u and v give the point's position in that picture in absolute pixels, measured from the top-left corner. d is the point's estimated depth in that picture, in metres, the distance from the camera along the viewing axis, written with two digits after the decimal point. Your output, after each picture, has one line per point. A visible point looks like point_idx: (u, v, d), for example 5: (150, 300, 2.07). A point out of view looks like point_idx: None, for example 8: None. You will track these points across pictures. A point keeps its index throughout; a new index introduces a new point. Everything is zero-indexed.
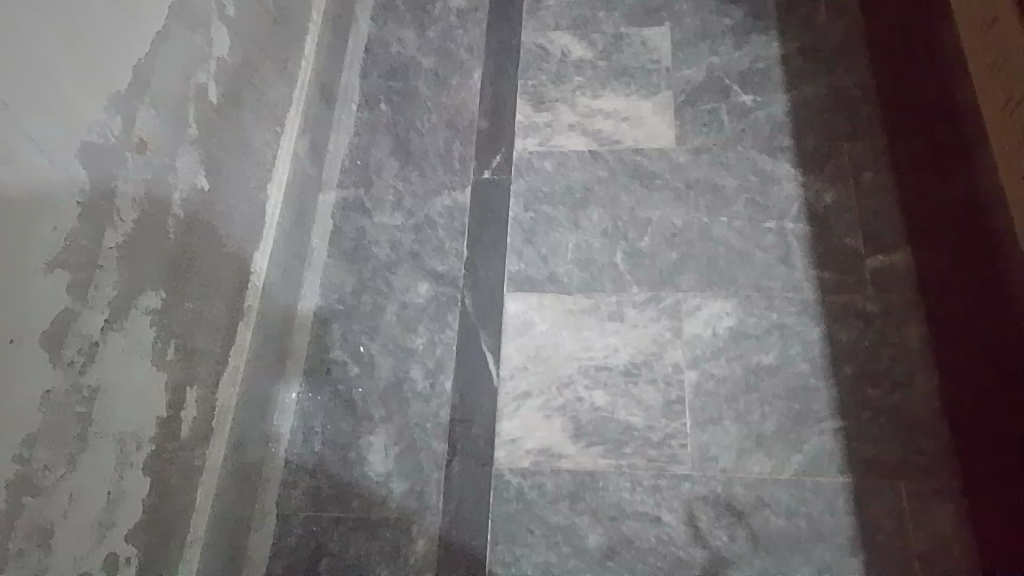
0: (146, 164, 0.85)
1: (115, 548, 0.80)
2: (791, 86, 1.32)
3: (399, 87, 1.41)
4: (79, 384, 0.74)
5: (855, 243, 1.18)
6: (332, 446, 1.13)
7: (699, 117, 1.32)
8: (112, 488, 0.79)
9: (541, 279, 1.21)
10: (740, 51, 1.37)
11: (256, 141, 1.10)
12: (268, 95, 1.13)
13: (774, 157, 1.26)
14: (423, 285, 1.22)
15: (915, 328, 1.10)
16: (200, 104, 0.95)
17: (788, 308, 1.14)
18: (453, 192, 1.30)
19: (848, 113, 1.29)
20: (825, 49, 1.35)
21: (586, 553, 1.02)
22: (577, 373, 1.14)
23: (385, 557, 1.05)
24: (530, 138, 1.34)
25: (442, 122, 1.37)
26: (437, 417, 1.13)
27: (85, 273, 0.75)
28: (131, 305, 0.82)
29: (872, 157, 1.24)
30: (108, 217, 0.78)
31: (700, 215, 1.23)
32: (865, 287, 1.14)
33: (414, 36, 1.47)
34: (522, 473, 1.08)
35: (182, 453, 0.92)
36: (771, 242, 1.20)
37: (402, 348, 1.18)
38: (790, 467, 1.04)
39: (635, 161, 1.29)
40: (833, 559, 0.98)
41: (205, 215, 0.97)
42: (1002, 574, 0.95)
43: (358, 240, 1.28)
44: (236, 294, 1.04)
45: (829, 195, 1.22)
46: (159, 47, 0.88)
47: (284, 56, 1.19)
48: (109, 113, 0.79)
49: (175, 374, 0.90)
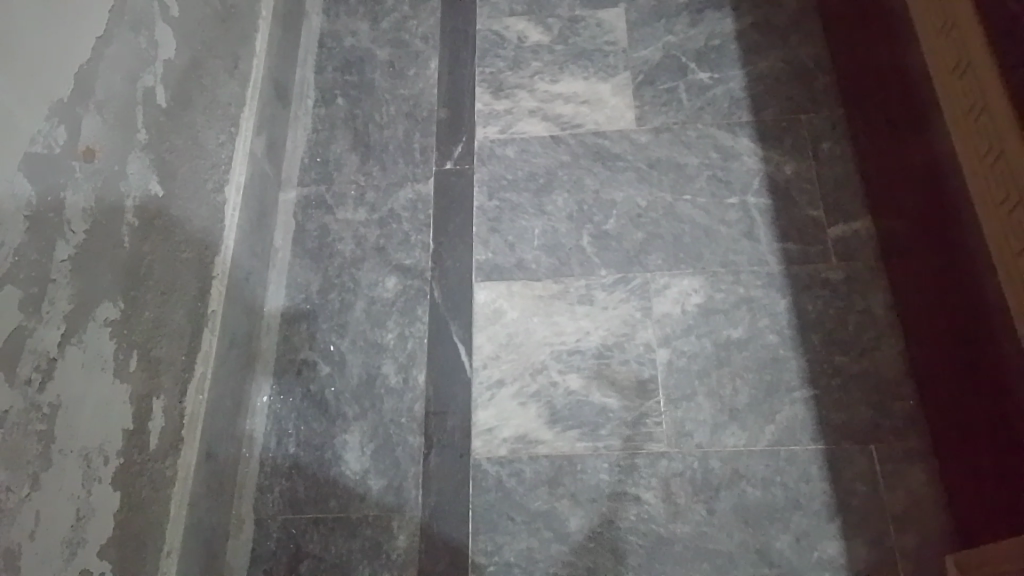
0: (95, 172, 0.83)
1: (87, 565, 0.78)
2: (746, 61, 1.33)
3: (355, 80, 1.39)
4: (38, 402, 0.72)
5: (816, 214, 1.19)
6: (307, 447, 1.11)
7: (658, 96, 1.32)
8: (80, 505, 0.77)
9: (509, 267, 1.21)
10: (695, 28, 1.37)
11: (210, 143, 1.07)
12: (219, 95, 1.11)
13: (734, 133, 1.27)
14: (391, 280, 1.21)
15: (880, 294, 1.12)
16: (148, 108, 0.93)
17: (754, 281, 1.15)
18: (415, 185, 1.28)
19: (803, 86, 1.29)
20: (778, 22, 1.36)
21: (568, 536, 1.02)
22: (550, 358, 1.14)
23: (367, 555, 1.04)
24: (490, 126, 1.33)
25: (401, 114, 1.35)
26: (412, 412, 1.12)
27: (37, 288, 0.73)
28: (89, 318, 0.80)
29: (830, 128, 1.25)
30: (58, 229, 0.76)
31: (663, 194, 1.23)
32: (829, 256, 1.16)
33: (368, 28, 1.45)
34: (500, 462, 1.08)
35: (150, 466, 0.90)
36: (735, 217, 1.20)
37: (373, 345, 1.17)
38: (764, 438, 1.05)
39: (597, 144, 1.29)
40: (809, 525, 1.00)
41: (161, 221, 0.95)
42: (975, 529, 0.97)
43: (322, 238, 1.26)
44: (198, 301, 1.02)
45: (789, 168, 1.23)
46: (102, 52, 0.85)
47: (234, 55, 1.17)
48: (53, 121, 0.76)
49: (138, 386, 0.88)
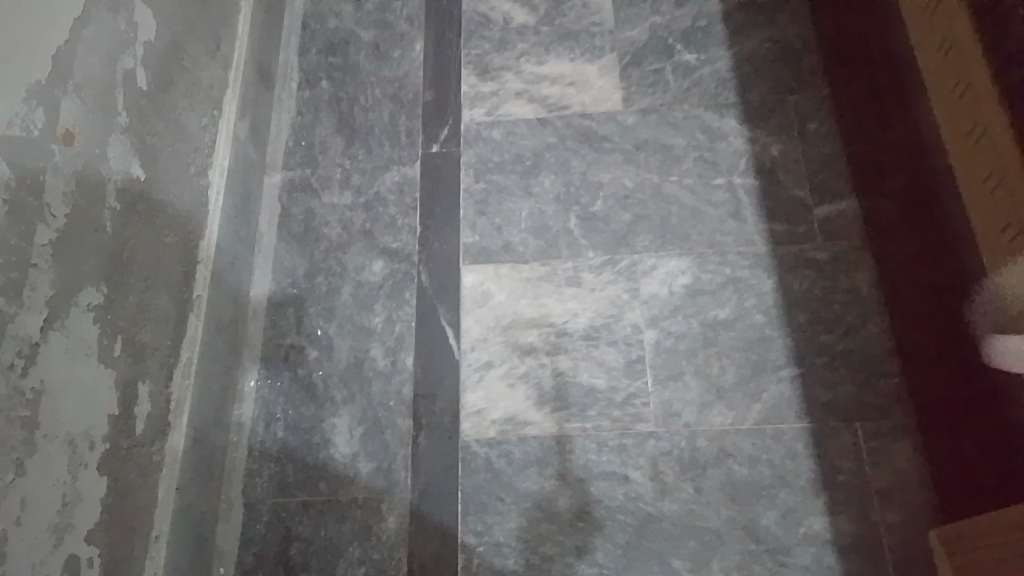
0: (74, 155, 0.81)
1: (75, 551, 0.78)
2: (733, 41, 1.33)
3: (340, 62, 1.38)
4: (21, 388, 0.71)
5: (803, 194, 1.19)
6: (295, 432, 1.11)
7: (645, 77, 1.31)
8: (67, 490, 0.77)
9: (496, 250, 1.20)
10: (682, 9, 1.37)
11: (192, 126, 1.06)
12: (201, 78, 1.09)
13: (720, 113, 1.27)
14: (378, 264, 1.21)
15: (865, 273, 1.13)
16: (129, 90, 0.92)
17: (740, 262, 1.16)
18: (401, 168, 1.28)
19: (789, 66, 1.29)
20: (765, 2, 1.36)
21: (557, 516, 1.03)
22: (538, 340, 1.14)
23: (357, 537, 1.04)
24: (476, 108, 1.32)
25: (387, 96, 1.34)
26: (400, 395, 1.12)
27: (17, 272, 0.72)
28: (72, 303, 0.79)
29: (816, 109, 1.25)
30: (37, 213, 0.75)
31: (651, 175, 1.23)
32: (814, 236, 1.16)
33: (351, 9, 1.43)
34: (489, 443, 1.08)
35: (137, 452, 0.89)
36: (721, 198, 1.21)
37: (361, 329, 1.17)
38: (751, 416, 1.06)
39: (583, 125, 1.28)
40: (795, 501, 1.01)
41: (143, 205, 0.94)
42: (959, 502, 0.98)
43: (307, 222, 1.25)
44: (183, 286, 1.01)
45: (776, 148, 1.23)
46: (81, 33, 0.84)
47: (216, 36, 1.15)
48: (30, 103, 0.75)
49: (124, 372, 0.88)
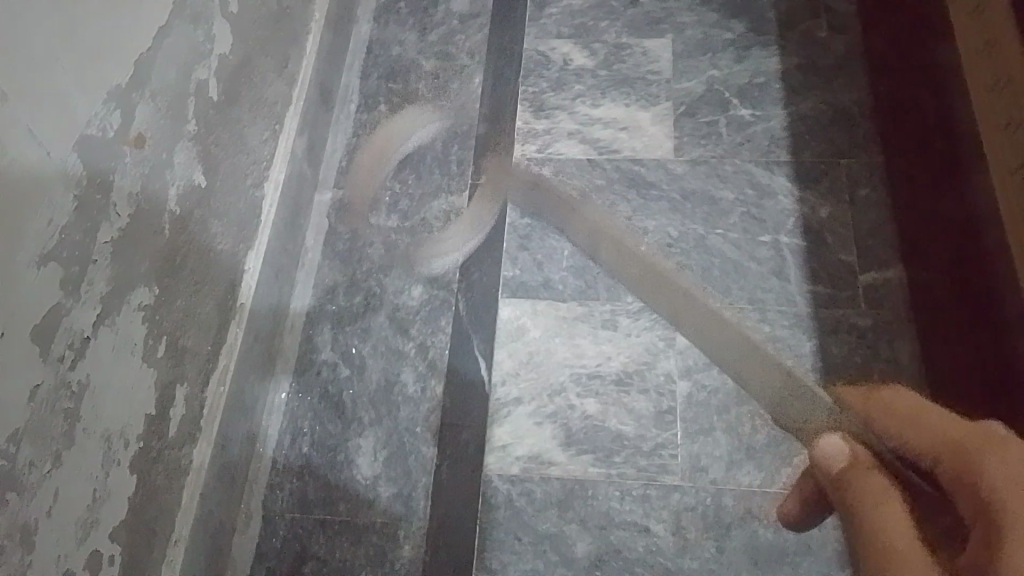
0: (143, 158, 0.84)
1: (99, 547, 0.79)
2: (788, 100, 1.33)
3: (398, 89, 1.41)
4: (68, 380, 0.73)
5: (849, 259, 1.19)
6: (320, 448, 1.12)
7: (697, 129, 1.32)
8: (97, 486, 0.78)
9: (535, 285, 1.21)
10: (740, 65, 1.38)
11: (254, 139, 1.09)
12: (267, 94, 1.13)
13: (771, 171, 1.27)
14: (417, 289, 1.22)
15: (908, 344, 1.12)
16: (199, 99, 0.95)
17: (781, 321, 1.15)
18: (449, 196, 1.29)
19: (844, 131, 1.29)
20: (823, 65, 1.36)
21: (574, 561, 1.02)
22: (569, 381, 1.13)
23: (372, 561, 1.04)
24: (528, 144, 1.33)
25: (442, 126, 1.36)
26: (427, 421, 1.12)
27: (78, 268, 0.74)
28: (122, 301, 0.81)
29: (869, 175, 1.25)
30: (102, 212, 0.77)
31: (696, 226, 1.23)
32: (858, 301, 1.15)
33: (415, 39, 1.46)
34: (511, 480, 1.08)
35: (167, 453, 0.91)
36: (766, 255, 1.20)
37: (394, 351, 1.18)
38: (780, 480, 1.04)
39: (633, 171, 1.29)
40: (818, 571, 0.99)
41: (200, 211, 0.96)
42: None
43: (352, 241, 1.27)
44: (227, 293, 1.03)
45: (825, 211, 1.23)
46: (162, 43, 0.87)
47: (285, 56, 1.19)
48: (109, 107, 0.78)
49: (164, 373, 0.90)
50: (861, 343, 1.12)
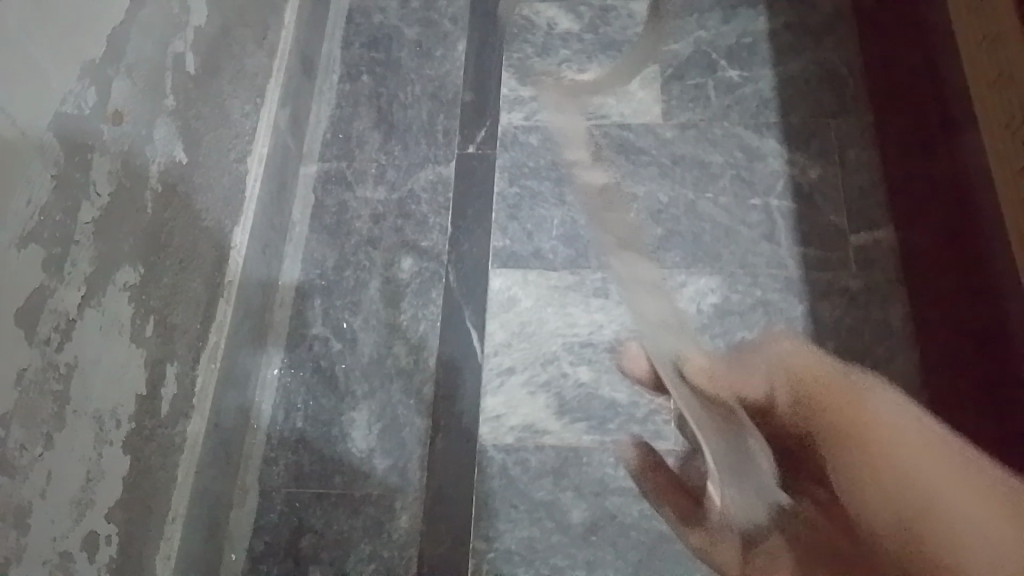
0: (121, 135, 0.82)
1: (95, 527, 0.79)
2: (778, 61, 1.31)
3: (381, 57, 1.38)
4: (55, 362, 0.72)
5: (839, 221, 1.18)
6: (313, 422, 1.12)
7: (686, 92, 1.30)
8: (91, 467, 0.78)
9: (525, 255, 1.20)
10: (729, 26, 1.35)
11: (235, 113, 1.07)
12: (247, 65, 1.11)
13: (761, 134, 1.26)
14: (407, 261, 1.21)
15: (898, 304, 1.12)
16: (178, 74, 0.93)
17: (772, 285, 1.15)
18: (436, 166, 1.28)
19: (833, 91, 1.28)
20: (813, 23, 1.34)
21: (570, 527, 1.03)
22: (561, 349, 1.13)
23: (369, 532, 1.05)
24: (515, 112, 1.31)
25: (427, 94, 1.34)
26: (420, 393, 1.12)
27: (60, 249, 0.73)
28: (107, 281, 0.80)
29: (860, 135, 1.24)
30: (83, 190, 0.76)
31: (686, 191, 1.23)
32: (848, 263, 1.15)
33: (397, 4, 1.43)
34: (505, 449, 1.08)
35: (161, 432, 0.90)
36: (757, 218, 1.20)
37: (385, 325, 1.17)
38: None
39: (621, 137, 1.28)
40: None
41: (183, 188, 0.95)
42: None
43: (339, 214, 1.26)
44: (215, 270, 1.02)
45: (816, 173, 1.22)
46: (137, 17, 0.85)
47: (264, 26, 1.16)
48: (84, 83, 0.76)
49: (154, 351, 0.89)
50: (853, 305, 1.13)
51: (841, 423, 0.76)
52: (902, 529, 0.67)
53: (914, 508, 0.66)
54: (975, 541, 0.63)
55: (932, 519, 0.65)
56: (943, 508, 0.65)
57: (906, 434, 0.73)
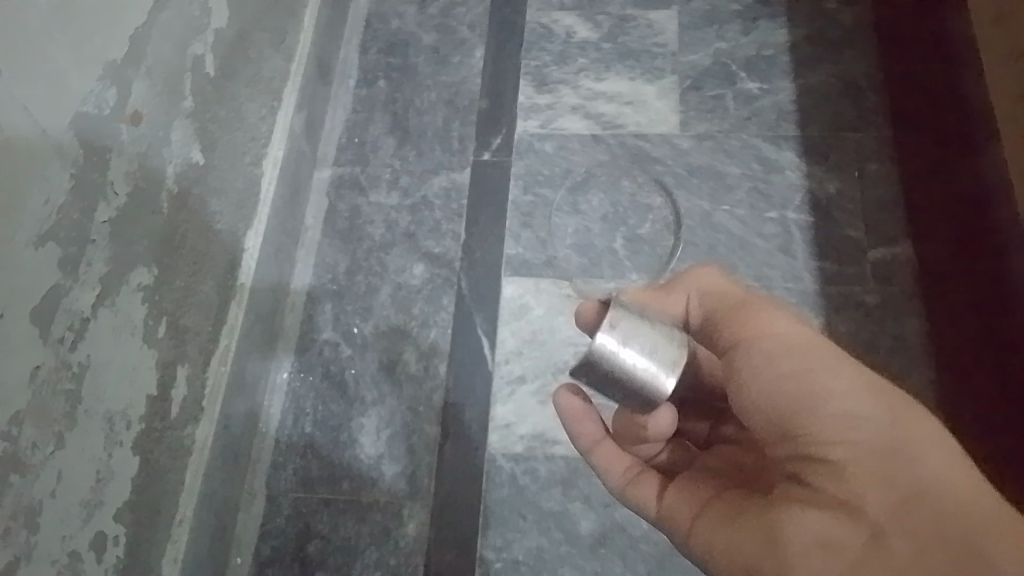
0: (139, 136, 0.82)
1: (103, 527, 0.79)
2: (796, 73, 1.30)
3: (398, 63, 1.38)
4: (68, 361, 0.72)
5: (856, 234, 1.17)
6: (322, 427, 1.12)
7: (703, 103, 1.30)
8: (100, 467, 0.78)
9: (538, 264, 1.20)
10: (747, 37, 1.35)
11: (252, 115, 1.07)
12: (264, 69, 1.11)
13: (778, 146, 1.25)
14: (419, 267, 1.21)
15: (915, 320, 1.11)
16: (196, 76, 0.93)
17: (787, 298, 1.14)
18: (450, 173, 1.28)
19: (852, 103, 1.27)
20: (832, 35, 1.33)
21: (578, 539, 1.02)
22: (573, 359, 1.13)
23: (376, 539, 1.04)
24: (530, 120, 1.31)
25: (443, 101, 1.34)
26: (430, 400, 1.12)
27: (76, 248, 0.73)
28: (122, 282, 0.80)
29: (878, 148, 1.23)
30: (100, 190, 0.76)
31: (701, 202, 1.22)
32: (865, 278, 1.14)
33: (415, 11, 1.43)
34: (515, 458, 1.07)
35: (170, 432, 0.90)
36: (773, 231, 1.18)
37: (396, 331, 1.17)
38: None
39: (637, 147, 1.27)
40: None
41: (198, 189, 0.95)
42: None
43: (353, 219, 1.25)
44: (228, 273, 1.02)
45: (833, 186, 1.21)
46: (159, 19, 0.85)
47: (282, 29, 1.16)
48: (104, 84, 0.76)
49: (165, 352, 0.89)
50: (869, 319, 1.11)
51: (739, 325, 0.60)
52: (777, 420, 0.57)
53: (734, 294, 0.63)
54: (846, 429, 0.55)
55: (754, 349, 0.58)
56: (818, 397, 0.55)
57: (805, 347, 0.57)
